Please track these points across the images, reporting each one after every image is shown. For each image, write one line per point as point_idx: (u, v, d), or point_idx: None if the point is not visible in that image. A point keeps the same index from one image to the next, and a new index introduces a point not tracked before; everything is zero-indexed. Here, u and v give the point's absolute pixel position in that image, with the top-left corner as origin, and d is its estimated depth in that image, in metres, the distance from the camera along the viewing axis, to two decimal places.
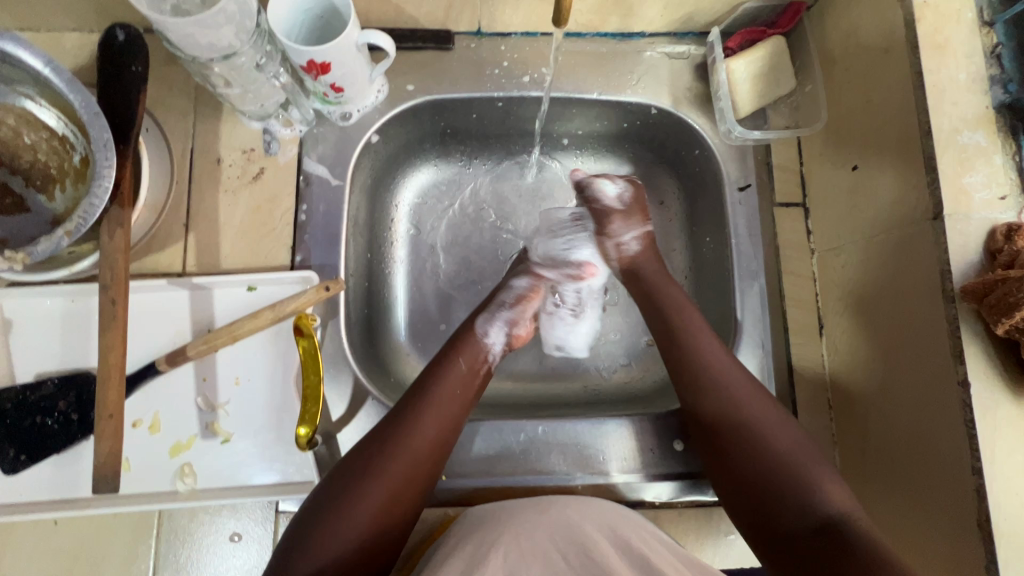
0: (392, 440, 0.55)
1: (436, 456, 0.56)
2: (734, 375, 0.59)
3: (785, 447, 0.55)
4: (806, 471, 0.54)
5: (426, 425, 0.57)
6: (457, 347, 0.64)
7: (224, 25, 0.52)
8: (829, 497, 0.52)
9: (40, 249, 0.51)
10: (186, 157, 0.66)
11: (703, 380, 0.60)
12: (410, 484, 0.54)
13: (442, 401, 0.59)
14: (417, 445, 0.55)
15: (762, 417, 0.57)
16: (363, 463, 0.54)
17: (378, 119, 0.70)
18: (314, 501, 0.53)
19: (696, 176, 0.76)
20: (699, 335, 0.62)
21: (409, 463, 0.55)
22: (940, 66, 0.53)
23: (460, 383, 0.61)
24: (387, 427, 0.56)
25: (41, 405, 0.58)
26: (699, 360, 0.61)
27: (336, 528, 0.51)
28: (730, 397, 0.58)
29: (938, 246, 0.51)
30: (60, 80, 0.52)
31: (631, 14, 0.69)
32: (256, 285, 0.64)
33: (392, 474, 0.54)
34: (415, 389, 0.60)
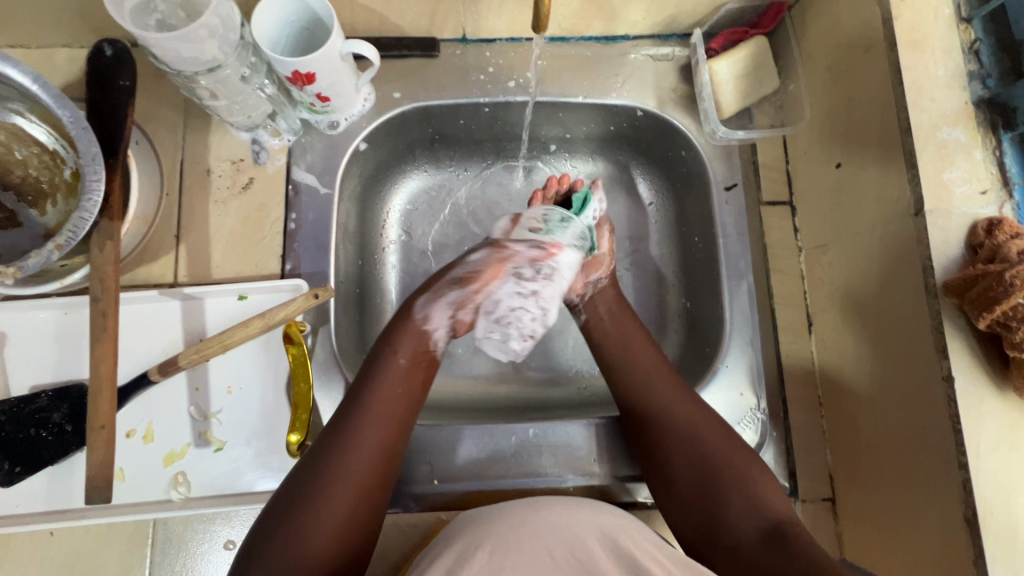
0: (340, 449, 0.53)
1: (387, 457, 0.56)
2: (672, 397, 0.62)
3: (713, 462, 0.57)
4: (744, 478, 0.56)
5: (376, 421, 0.56)
6: (392, 340, 0.62)
7: (208, 39, 0.52)
8: (769, 501, 0.55)
9: (31, 263, 0.52)
10: (176, 168, 0.67)
11: (640, 407, 0.62)
12: (370, 489, 0.53)
13: (384, 401, 0.57)
14: (365, 451, 0.54)
15: (697, 417, 0.60)
16: (312, 479, 0.52)
17: (366, 126, 0.70)
18: (274, 509, 0.51)
19: (684, 176, 0.76)
20: (642, 355, 0.65)
21: (358, 471, 0.53)
22: (919, 62, 0.54)
23: (400, 380, 0.59)
24: (330, 436, 0.54)
25: (34, 417, 0.59)
26: (644, 387, 0.63)
27: (296, 547, 0.48)
28: (660, 405, 0.61)
29: (920, 241, 0.51)
30: (49, 96, 0.53)
31: (614, 18, 0.69)
32: (247, 294, 0.64)
33: (344, 484, 0.52)
34: (353, 395, 0.57)
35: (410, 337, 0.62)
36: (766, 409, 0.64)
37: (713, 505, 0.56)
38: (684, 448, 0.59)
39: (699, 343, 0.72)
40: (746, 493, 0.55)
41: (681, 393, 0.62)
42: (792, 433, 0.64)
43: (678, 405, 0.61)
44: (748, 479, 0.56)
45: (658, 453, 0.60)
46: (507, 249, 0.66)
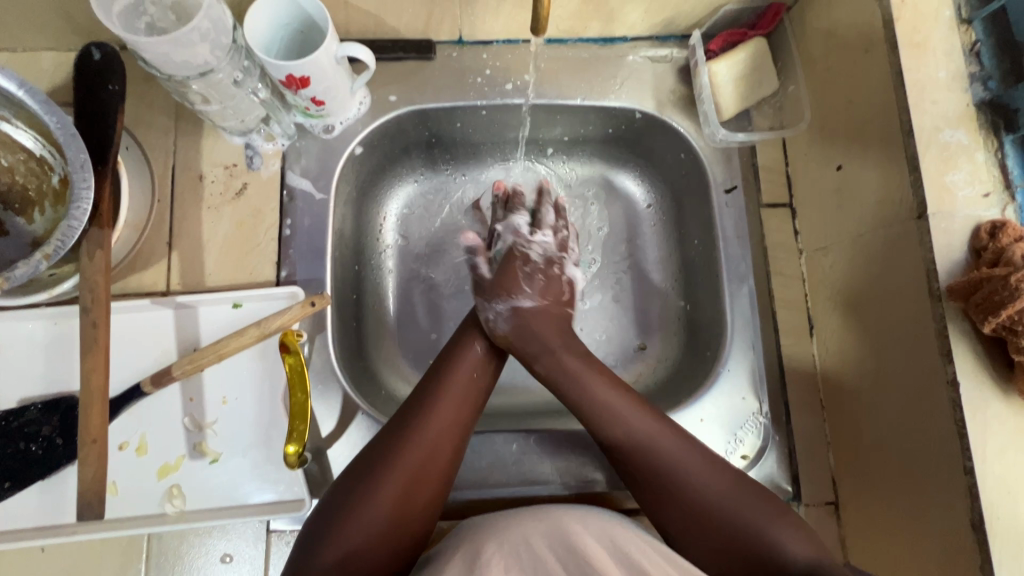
0: (413, 425, 0.55)
1: (459, 441, 0.56)
2: (663, 441, 0.56)
3: (708, 501, 0.54)
4: (756, 524, 0.52)
5: (445, 411, 0.57)
6: (471, 330, 0.65)
7: (199, 43, 0.51)
8: (789, 548, 0.50)
9: (18, 273, 0.50)
10: (167, 174, 0.66)
11: (631, 450, 0.57)
12: (428, 477, 0.54)
13: (458, 386, 0.59)
14: (439, 431, 0.56)
15: (690, 462, 0.55)
16: (391, 447, 0.54)
17: (361, 130, 0.69)
18: (346, 482, 0.53)
19: (683, 179, 0.75)
20: (623, 411, 0.58)
21: (431, 447, 0.55)
22: (920, 64, 0.53)
23: (476, 366, 0.62)
24: (409, 410, 0.57)
25: (24, 431, 0.57)
26: (638, 440, 0.57)
27: (365, 508, 0.51)
28: (645, 435, 0.57)
29: (923, 244, 0.51)
30: (36, 102, 0.52)
31: (612, 19, 0.69)
32: (241, 302, 0.63)
33: (413, 458, 0.54)
34: (431, 375, 0.60)
35: (475, 331, 0.65)
36: (768, 414, 0.64)
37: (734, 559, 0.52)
38: (688, 504, 0.54)
39: (700, 347, 0.72)
40: (759, 545, 0.51)
41: (671, 436, 0.57)
42: (795, 437, 0.64)
43: (671, 444, 0.56)
44: (772, 524, 0.52)
45: (664, 508, 0.55)
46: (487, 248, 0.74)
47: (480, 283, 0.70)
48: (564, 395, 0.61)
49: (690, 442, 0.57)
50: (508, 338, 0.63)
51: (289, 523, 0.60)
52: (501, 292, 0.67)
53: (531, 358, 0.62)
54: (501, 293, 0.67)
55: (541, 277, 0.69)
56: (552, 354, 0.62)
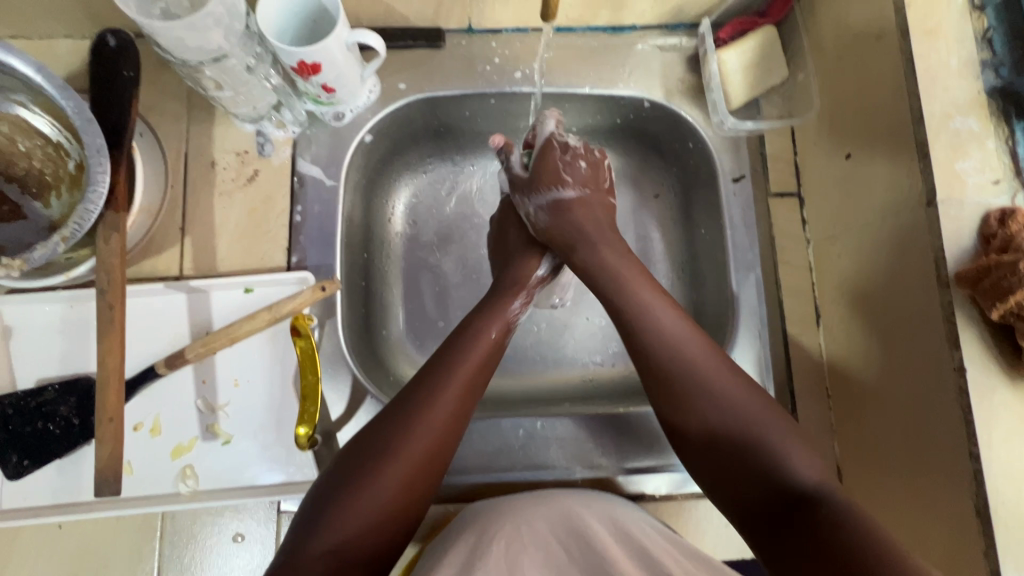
0: (415, 415, 0.53)
1: (458, 427, 0.55)
2: (692, 356, 0.57)
3: (735, 413, 0.53)
4: (770, 441, 0.52)
5: (450, 393, 0.55)
6: (487, 316, 0.63)
7: (213, 28, 0.52)
8: (796, 469, 0.50)
9: (37, 255, 0.51)
10: (180, 161, 0.67)
11: (661, 358, 0.57)
12: (432, 460, 0.52)
13: (462, 371, 0.57)
14: (445, 415, 0.54)
15: (719, 374, 0.55)
16: (391, 434, 0.52)
17: (371, 118, 0.70)
18: (343, 465, 0.51)
19: (691, 169, 0.75)
20: (657, 312, 0.60)
21: (438, 431, 0.53)
22: (931, 51, 0.53)
23: (489, 350, 0.60)
24: (411, 400, 0.54)
25: (41, 411, 0.58)
26: (667, 348, 0.57)
27: (360, 506, 0.49)
28: (677, 357, 0.57)
29: (932, 232, 0.51)
30: (53, 87, 0.53)
31: (621, 8, 0.69)
32: (253, 287, 0.64)
33: (416, 447, 0.52)
34: (439, 361, 0.57)
35: (494, 317, 0.63)
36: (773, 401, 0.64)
37: (739, 465, 0.52)
38: (709, 414, 0.54)
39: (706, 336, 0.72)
40: (770, 462, 0.51)
41: (715, 362, 0.56)
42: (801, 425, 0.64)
43: (693, 348, 0.57)
44: (784, 445, 0.51)
45: (677, 408, 0.55)
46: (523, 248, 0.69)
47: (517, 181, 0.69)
48: (596, 281, 0.63)
49: (713, 353, 0.57)
50: (550, 231, 0.67)
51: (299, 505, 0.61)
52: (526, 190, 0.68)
53: (621, 252, 0.66)
54: (547, 186, 0.67)
55: (584, 164, 0.68)
56: (585, 239, 0.65)
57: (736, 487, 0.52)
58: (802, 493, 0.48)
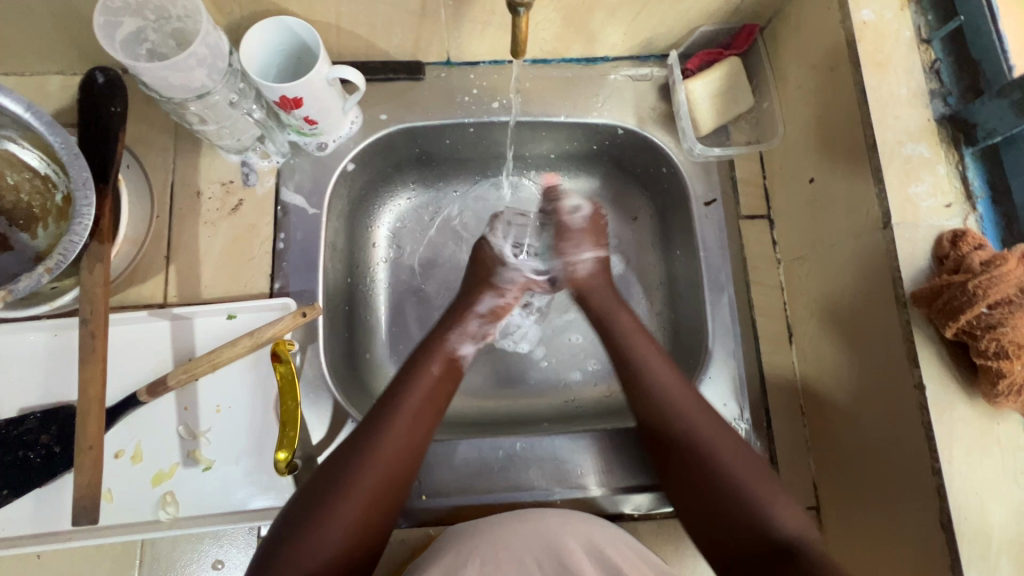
0: (369, 445, 0.55)
1: (409, 466, 0.56)
2: (689, 409, 0.59)
3: (728, 453, 0.56)
4: (755, 482, 0.54)
5: (399, 433, 0.56)
6: (429, 349, 0.65)
7: (196, 67, 0.54)
8: (784, 519, 0.51)
9: (21, 285, 0.53)
10: (166, 192, 0.68)
11: (661, 405, 0.60)
12: (380, 498, 0.53)
13: (413, 404, 0.59)
14: (392, 454, 0.55)
15: (703, 420, 0.58)
16: (341, 472, 0.53)
17: (353, 148, 0.72)
18: (298, 504, 0.52)
19: (665, 192, 0.78)
20: (652, 361, 0.63)
21: (385, 471, 0.54)
22: (882, 82, 0.56)
23: (430, 391, 0.61)
24: (361, 433, 0.56)
25: (22, 439, 0.59)
26: (662, 393, 0.60)
27: (318, 535, 0.49)
28: (665, 400, 0.60)
29: (889, 254, 0.53)
30: (41, 124, 0.55)
31: (593, 41, 0.71)
32: (236, 313, 0.65)
33: (369, 480, 0.53)
34: (385, 399, 0.59)
35: (433, 353, 0.65)
36: (748, 420, 0.65)
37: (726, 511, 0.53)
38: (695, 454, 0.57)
39: (684, 356, 0.74)
40: (755, 505, 0.53)
41: (702, 409, 0.59)
42: (776, 443, 0.65)
43: (683, 397, 0.60)
44: (768, 492, 0.53)
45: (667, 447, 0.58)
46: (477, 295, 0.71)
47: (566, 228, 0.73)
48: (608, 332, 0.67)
49: (696, 397, 0.60)
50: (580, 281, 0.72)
51: None
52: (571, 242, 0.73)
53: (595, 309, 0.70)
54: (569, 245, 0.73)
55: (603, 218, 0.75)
56: (606, 303, 0.70)
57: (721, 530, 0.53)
58: (784, 542, 0.50)
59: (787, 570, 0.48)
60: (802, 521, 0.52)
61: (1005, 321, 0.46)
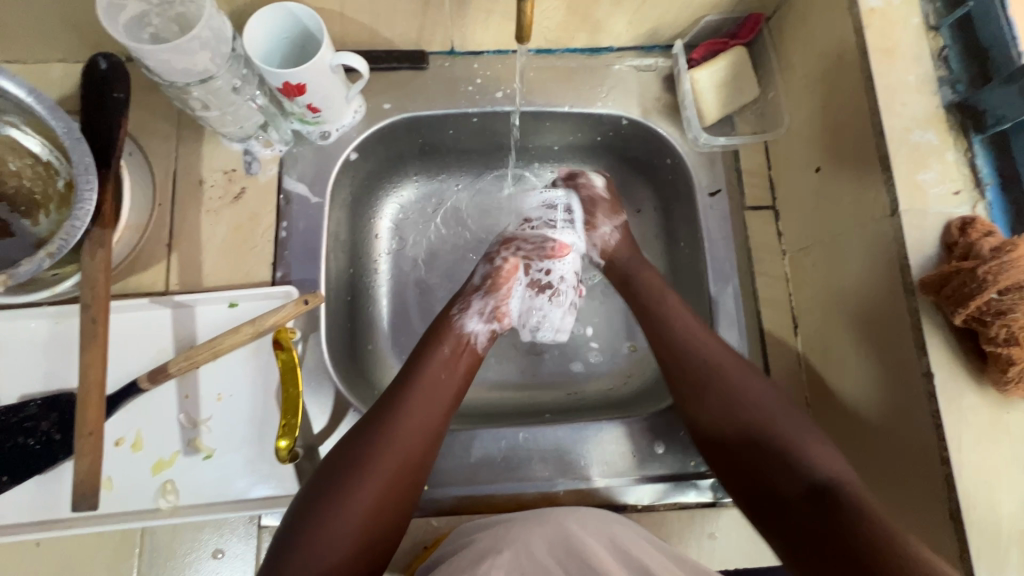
0: (387, 424, 0.55)
1: (431, 442, 0.56)
2: (720, 361, 0.59)
3: (759, 412, 0.56)
4: (789, 429, 0.54)
5: (417, 409, 0.57)
6: (438, 334, 0.64)
7: (200, 51, 0.54)
8: (820, 464, 0.51)
9: (22, 270, 0.52)
10: (168, 179, 0.68)
11: (693, 360, 0.60)
12: (404, 471, 0.54)
13: (429, 385, 0.59)
14: (413, 429, 0.55)
15: (736, 373, 0.58)
16: (361, 448, 0.53)
17: (356, 137, 0.72)
18: (317, 485, 0.52)
19: (669, 184, 0.77)
20: (678, 318, 0.63)
21: (405, 444, 0.54)
22: (890, 68, 0.55)
23: (444, 366, 0.61)
24: (378, 413, 0.56)
25: (23, 426, 0.59)
26: (691, 345, 0.61)
27: (342, 510, 0.50)
28: (701, 355, 0.60)
29: (897, 240, 0.53)
30: (43, 108, 0.55)
31: (597, 30, 0.71)
32: (237, 301, 0.65)
33: (390, 454, 0.53)
34: (401, 379, 0.59)
35: (443, 334, 0.65)
36: None
37: (761, 463, 0.54)
38: (724, 401, 0.57)
39: None
40: (790, 451, 0.53)
41: (736, 360, 0.60)
42: None
43: (712, 350, 0.60)
44: (804, 437, 0.53)
45: (701, 398, 0.58)
46: (478, 270, 0.72)
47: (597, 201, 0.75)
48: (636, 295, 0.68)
49: (727, 349, 0.61)
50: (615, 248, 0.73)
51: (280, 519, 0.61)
52: (606, 213, 0.75)
53: (622, 275, 0.71)
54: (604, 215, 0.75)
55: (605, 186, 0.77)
56: (633, 270, 0.70)
57: (752, 484, 0.54)
58: (818, 485, 0.50)
59: (822, 514, 0.48)
60: (839, 463, 0.52)
61: (1016, 307, 0.46)
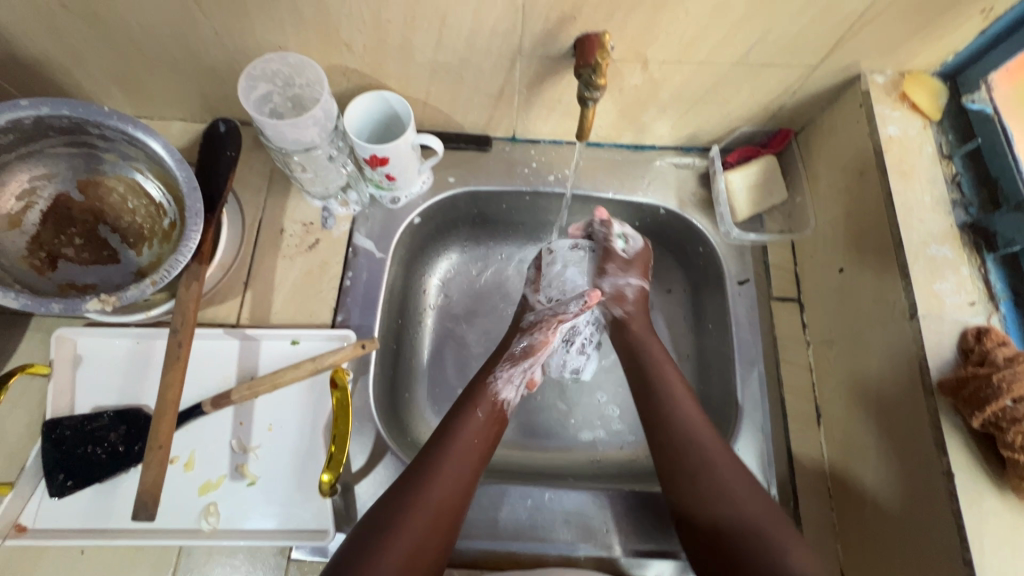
0: (434, 467, 0.61)
1: (470, 485, 0.62)
2: (707, 440, 0.63)
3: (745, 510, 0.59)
4: (769, 528, 0.57)
5: (458, 453, 0.63)
6: (474, 397, 0.69)
7: (311, 127, 0.64)
8: (794, 563, 0.54)
9: (129, 294, 0.60)
10: (255, 226, 0.77)
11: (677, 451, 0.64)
12: (447, 512, 0.59)
13: (467, 444, 0.64)
14: (454, 473, 0.61)
15: (726, 466, 0.62)
16: (408, 489, 0.59)
17: (421, 204, 0.81)
18: (367, 523, 0.57)
19: (699, 269, 0.84)
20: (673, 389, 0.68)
21: (447, 487, 0.60)
22: (907, 187, 0.62)
23: (485, 414, 0.68)
24: (423, 456, 0.62)
25: (94, 434, 0.64)
26: (689, 431, 0.64)
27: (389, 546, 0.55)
28: (688, 422, 0.65)
29: (917, 342, 0.57)
30: (173, 161, 0.64)
31: (643, 131, 0.80)
32: (299, 340, 0.71)
33: (435, 495, 0.59)
34: (445, 426, 0.66)
35: (477, 399, 0.69)
36: (776, 498, 0.66)
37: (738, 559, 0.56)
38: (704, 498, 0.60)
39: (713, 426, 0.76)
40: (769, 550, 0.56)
41: (707, 425, 0.65)
42: (803, 523, 0.65)
43: (690, 415, 0.66)
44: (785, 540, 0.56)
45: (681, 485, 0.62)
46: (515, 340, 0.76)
47: (613, 255, 0.79)
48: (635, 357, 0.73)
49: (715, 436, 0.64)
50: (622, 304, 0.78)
51: (308, 553, 0.64)
52: (617, 265, 0.79)
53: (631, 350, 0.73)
54: (617, 268, 0.79)
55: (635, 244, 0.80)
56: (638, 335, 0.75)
57: None
58: None
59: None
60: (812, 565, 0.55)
61: None
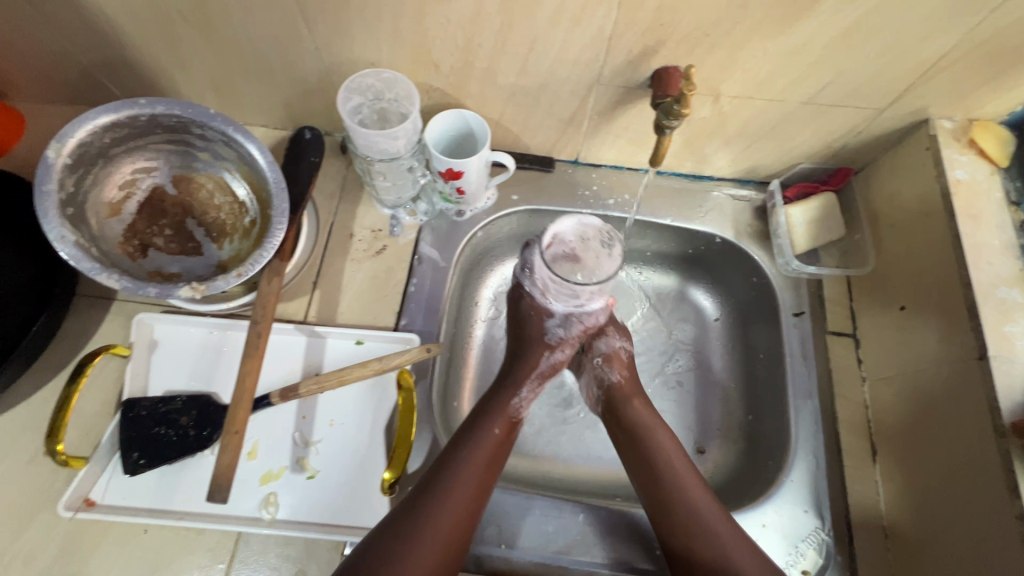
0: (445, 489, 0.61)
1: (477, 509, 0.62)
2: (678, 468, 0.66)
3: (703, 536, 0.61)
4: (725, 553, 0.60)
5: (470, 476, 0.63)
6: (491, 413, 0.70)
7: (400, 137, 0.68)
8: None
9: (216, 284, 0.62)
10: (326, 229, 0.81)
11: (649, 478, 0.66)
12: (457, 535, 0.59)
13: (477, 466, 0.64)
14: (464, 496, 0.61)
15: (698, 496, 0.64)
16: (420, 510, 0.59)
17: (485, 219, 0.84)
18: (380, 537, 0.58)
19: (749, 300, 0.85)
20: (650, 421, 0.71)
21: (457, 510, 0.60)
22: (975, 230, 0.64)
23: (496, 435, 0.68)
24: (437, 477, 0.62)
25: (167, 416, 0.66)
26: (655, 460, 0.67)
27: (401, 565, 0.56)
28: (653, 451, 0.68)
29: (986, 383, 0.57)
30: (265, 162, 0.68)
31: (704, 161, 0.83)
32: (364, 340, 0.74)
33: (447, 518, 0.59)
34: (456, 446, 0.65)
35: (496, 417, 0.69)
36: (830, 533, 0.66)
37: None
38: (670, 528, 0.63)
39: (763, 456, 0.76)
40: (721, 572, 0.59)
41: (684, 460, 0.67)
42: (858, 561, 0.65)
43: (666, 449, 0.68)
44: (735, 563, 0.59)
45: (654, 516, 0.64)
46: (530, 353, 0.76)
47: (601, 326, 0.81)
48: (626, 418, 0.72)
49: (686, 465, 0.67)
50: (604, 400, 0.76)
51: None
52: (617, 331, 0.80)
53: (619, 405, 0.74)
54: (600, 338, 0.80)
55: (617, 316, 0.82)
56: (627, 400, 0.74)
57: None
58: None
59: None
60: None
61: None
